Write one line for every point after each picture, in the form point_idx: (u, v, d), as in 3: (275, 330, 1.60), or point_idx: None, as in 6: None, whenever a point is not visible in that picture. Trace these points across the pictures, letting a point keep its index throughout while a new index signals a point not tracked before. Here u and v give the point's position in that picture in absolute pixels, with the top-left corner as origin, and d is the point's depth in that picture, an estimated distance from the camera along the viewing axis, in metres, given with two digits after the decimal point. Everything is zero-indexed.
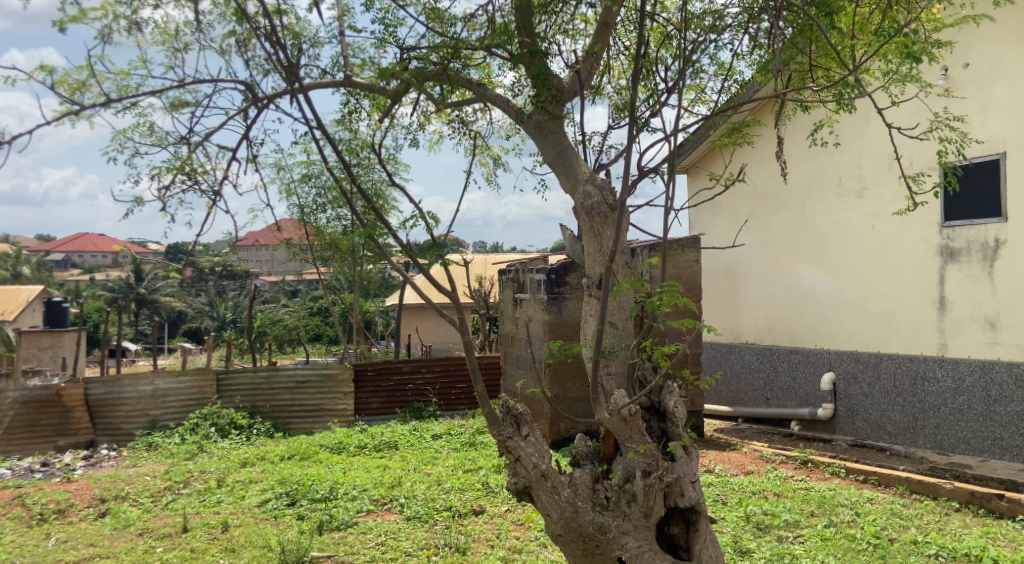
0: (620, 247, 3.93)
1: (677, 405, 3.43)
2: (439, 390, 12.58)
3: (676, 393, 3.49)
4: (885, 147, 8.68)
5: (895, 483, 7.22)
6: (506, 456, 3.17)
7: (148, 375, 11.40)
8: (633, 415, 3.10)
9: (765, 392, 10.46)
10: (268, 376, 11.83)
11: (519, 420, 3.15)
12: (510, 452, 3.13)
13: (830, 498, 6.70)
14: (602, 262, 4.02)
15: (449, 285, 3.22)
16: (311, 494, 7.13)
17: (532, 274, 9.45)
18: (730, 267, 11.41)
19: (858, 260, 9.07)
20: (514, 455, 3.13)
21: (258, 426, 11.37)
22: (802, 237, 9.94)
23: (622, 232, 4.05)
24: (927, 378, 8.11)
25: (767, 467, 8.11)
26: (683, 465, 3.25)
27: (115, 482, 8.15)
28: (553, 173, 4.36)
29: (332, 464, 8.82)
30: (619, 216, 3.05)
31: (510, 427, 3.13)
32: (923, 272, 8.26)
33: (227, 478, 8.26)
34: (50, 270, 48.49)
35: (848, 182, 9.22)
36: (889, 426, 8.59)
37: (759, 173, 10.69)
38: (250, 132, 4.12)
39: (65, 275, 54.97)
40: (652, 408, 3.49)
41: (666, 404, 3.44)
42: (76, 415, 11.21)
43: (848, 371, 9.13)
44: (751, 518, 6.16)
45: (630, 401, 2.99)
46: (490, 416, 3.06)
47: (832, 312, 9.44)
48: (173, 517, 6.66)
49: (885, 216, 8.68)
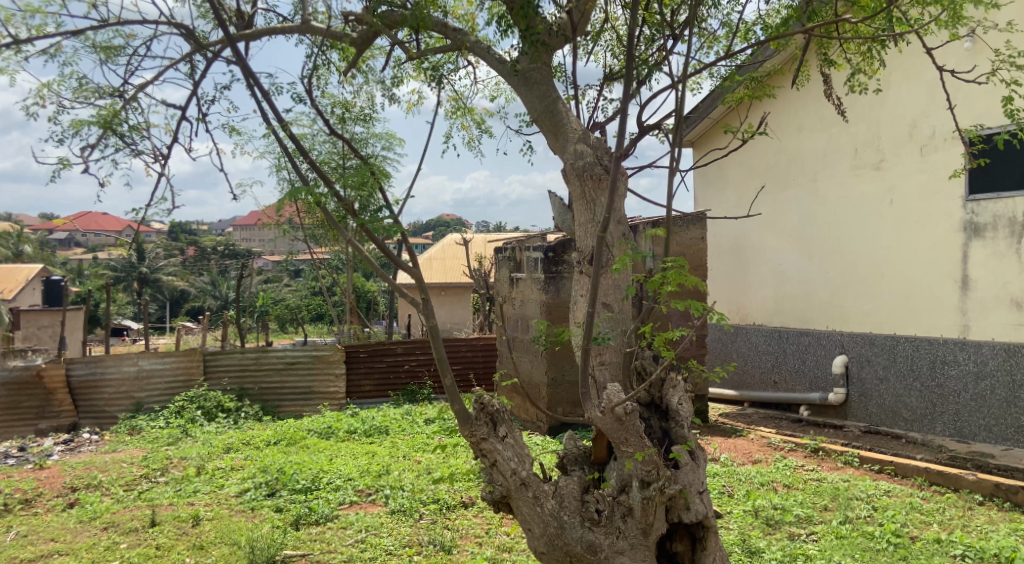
0: (614, 214, 3.50)
1: (682, 402, 3.02)
2: (433, 372, 12.26)
3: (680, 387, 3.10)
4: (905, 114, 8.14)
5: (913, 474, 6.79)
6: (480, 461, 2.77)
7: (131, 356, 10.99)
8: (630, 415, 2.64)
9: (772, 376, 10.01)
10: (257, 357, 11.42)
11: (495, 419, 2.74)
12: (485, 457, 2.74)
13: (844, 491, 6.27)
14: (595, 232, 3.59)
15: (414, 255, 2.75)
16: (292, 484, 6.71)
17: (529, 252, 9.03)
18: (737, 243, 10.90)
19: (874, 237, 8.57)
20: (490, 460, 2.73)
21: (246, 410, 10.97)
22: (814, 213, 9.42)
23: (618, 198, 3.61)
24: (947, 361, 7.64)
25: (775, 455, 7.68)
26: (689, 473, 2.86)
27: (90, 468, 7.76)
28: (541, 130, 3.90)
29: (319, 450, 8.41)
30: (614, 175, 2.66)
31: (485, 427, 2.72)
32: (944, 249, 7.76)
33: (207, 465, 7.85)
34: (53, 248, 48.36)
35: (864, 154, 8.69)
36: (904, 412, 8.15)
37: (769, 145, 10.16)
38: (198, 86, 3.62)
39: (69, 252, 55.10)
40: (652, 404, 3.09)
41: (669, 401, 3.04)
42: (57, 398, 10.82)
43: (861, 354, 8.65)
44: (760, 512, 5.72)
45: (626, 398, 2.54)
46: (460, 415, 2.65)
47: (845, 291, 8.96)
48: (144, 509, 6.26)
49: (904, 189, 8.16)
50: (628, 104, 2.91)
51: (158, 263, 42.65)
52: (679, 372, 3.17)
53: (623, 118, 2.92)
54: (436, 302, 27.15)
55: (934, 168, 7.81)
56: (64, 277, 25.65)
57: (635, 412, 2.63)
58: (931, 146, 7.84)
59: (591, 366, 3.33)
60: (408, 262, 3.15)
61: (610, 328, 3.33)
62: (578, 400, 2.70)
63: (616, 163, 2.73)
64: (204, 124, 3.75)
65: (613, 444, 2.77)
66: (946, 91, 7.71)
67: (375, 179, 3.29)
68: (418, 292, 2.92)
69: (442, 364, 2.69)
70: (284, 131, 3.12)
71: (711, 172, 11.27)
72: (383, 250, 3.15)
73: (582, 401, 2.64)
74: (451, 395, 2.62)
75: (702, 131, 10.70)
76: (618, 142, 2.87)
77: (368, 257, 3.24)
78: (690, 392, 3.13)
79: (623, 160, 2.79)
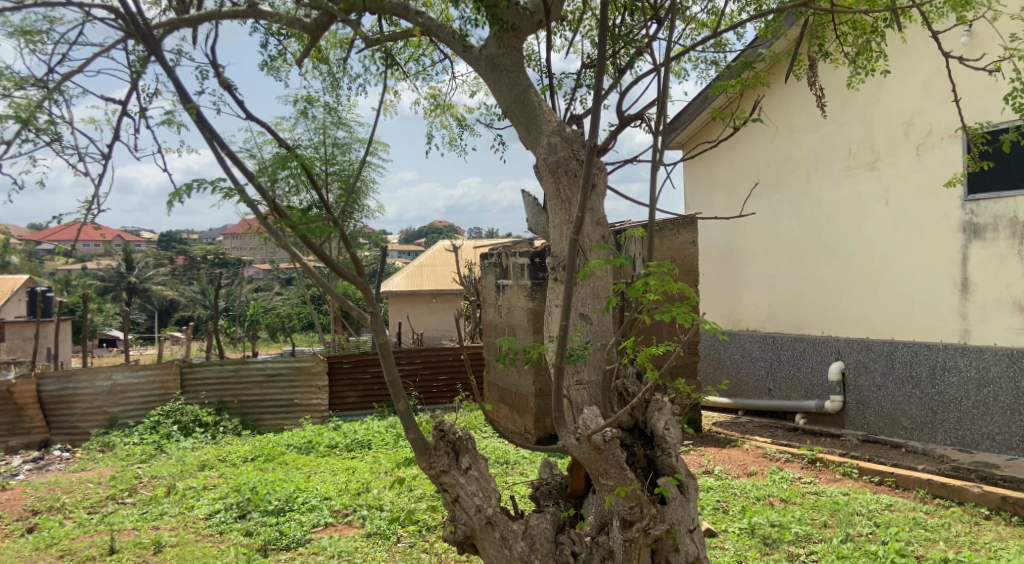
0: (590, 211, 3.39)
1: (668, 427, 2.95)
2: (420, 383, 11.71)
3: (667, 410, 3.01)
4: (899, 112, 7.92)
5: (915, 486, 6.52)
6: (443, 497, 2.80)
7: (105, 370, 10.62)
8: (606, 445, 2.65)
9: (767, 383, 9.73)
10: (236, 369, 11.04)
11: (458, 449, 2.77)
12: (446, 491, 2.76)
13: (843, 505, 5.98)
14: (569, 234, 3.48)
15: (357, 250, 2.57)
16: (264, 506, 6.34)
17: (514, 258, 8.72)
18: (728, 248, 10.65)
19: (868, 239, 8.32)
20: (452, 495, 2.75)
21: (225, 424, 10.59)
22: (807, 216, 9.17)
23: (594, 194, 3.50)
24: (947, 368, 7.38)
25: (771, 467, 7.37)
26: (678, 510, 2.81)
27: (53, 489, 7.38)
28: (511, 121, 3.87)
29: (297, 466, 8.07)
30: (587, 170, 2.42)
31: (446, 459, 2.74)
32: (941, 251, 7.50)
33: (178, 484, 7.46)
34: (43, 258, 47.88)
35: (858, 154, 8.43)
36: (904, 421, 7.88)
37: (761, 146, 9.90)
38: (137, 78, 3.33)
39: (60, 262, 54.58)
40: (637, 429, 3.05)
41: (655, 425, 2.97)
42: (28, 414, 10.43)
43: (858, 360, 8.38)
44: (756, 531, 5.41)
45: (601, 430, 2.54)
46: (418, 446, 2.68)
47: (840, 296, 8.70)
48: (104, 535, 5.90)
49: (901, 189, 7.90)
50: (602, 99, 2.67)
51: (147, 273, 42.17)
52: (665, 395, 3.10)
53: (596, 112, 2.66)
54: (428, 310, 26.78)
55: (930, 167, 7.58)
56: (47, 288, 25.15)
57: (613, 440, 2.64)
58: (927, 144, 7.61)
59: (568, 386, 3.17)
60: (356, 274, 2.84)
61: (587, 342, 3.20)
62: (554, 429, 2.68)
63: (588, 160, 2.47)
64: (143, 118, 3.48)
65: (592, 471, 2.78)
66: (941, 87, 7.47)
67: (306, 172, 2.93)
68: (370, 303, 2.78)
69: (397, 391, 2.71)
70: (201, 117, 2.79)
71: (699, 175, 11.04)
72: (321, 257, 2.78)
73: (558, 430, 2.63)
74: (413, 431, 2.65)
75: (694, 131, 10.47)
76: (592, 134, 2.63)
77: (314, 274, 2.87)
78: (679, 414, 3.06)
79: (596, 153, 2.53)
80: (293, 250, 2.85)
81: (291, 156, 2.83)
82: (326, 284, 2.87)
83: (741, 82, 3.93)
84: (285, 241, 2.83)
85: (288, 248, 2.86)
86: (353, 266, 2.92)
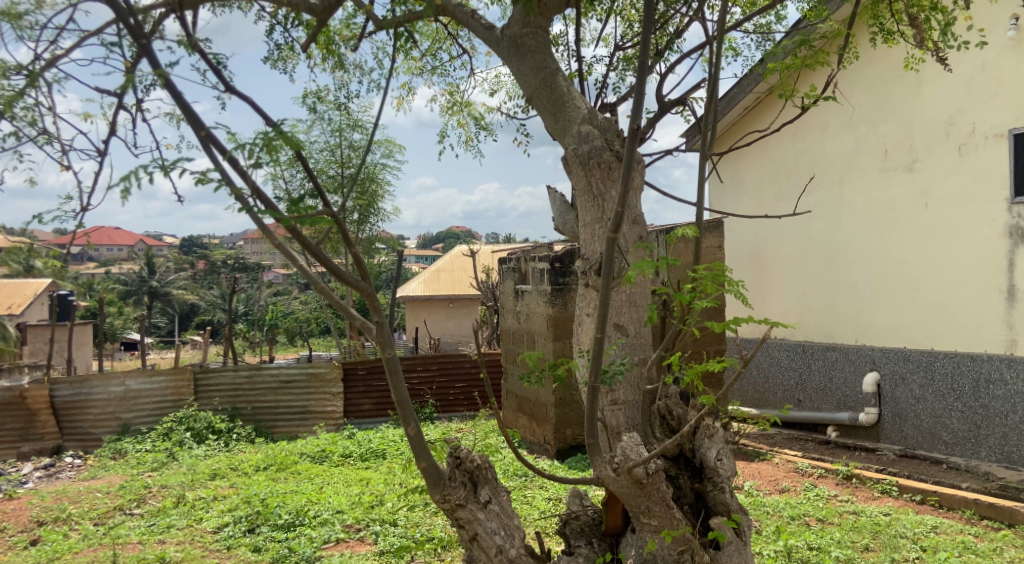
0: (628, 207, 3.18)
1: (720, 458, 3.00)
2: (437, 390, 11.47)
3: (719, 439, 3.06)
4: (940, 110, 7.52)
5: (960, 506, 6.14)
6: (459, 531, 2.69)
7: (118, 376, 10.47)
8: (648, 478, 2.47)
9: (796, 394, 9.39)
10: (250, 375, 10.86)
11: (478, 481, 2.69)
12: (464, 527, 2.64)
13: (885, 527, 5.63)
14: (603, 233, 3.26)
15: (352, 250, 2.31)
16: (274, 520, 6.09)
17: (535, 263, 8.43)
18: (758, 252, 10.31)
19: (906, 244, 7.93)
20: (470, 531, 2.64)
21: (238, 431, 10.39)
22: (839, 221, 8.80)
23: (629, 189, 3.30)
24: (992, 380, 6.97)
25: (805, 483, 7.00)
26: (734, 555, 2.87)
27: (60, 499, 7.20)
28: (536, 110, 3.66)
29: (310, 477, 7.82)
30: (625, 163, 2.12)
31: (464, 491, 2.63)
32: (986, 257, 7.09)
33: (187, 494, 7.24)
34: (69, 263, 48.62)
35: (896, 154, 8.03)
36: (944, 435, 7.47)
37: (790, 149, 9.57)
38: (132, 65, 3.06)
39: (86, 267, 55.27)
40: (686, 460, 3.07)
41: (707, 457, 3.01)
42: (42, 419, 10.32)
43: (895, 371, 7.98)
44: (794, 553, 5.04)
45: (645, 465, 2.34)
46: (431, 477, 2.58)
47: (876, 303, 8.30)
48: (108, 549, 5.69)
49: (941, 191, 7.51)
50: (645, 82, 2.37)
51: (170, 277, 42.53)
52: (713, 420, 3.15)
53: (638, 95, 2.36)
54: (446, 315, 26.59)
55: (973, 169, 7.18)
56: (69, 291, 25.25)
57: (655, 475, 2.47)
58: (971, 144, 7.21)
59: (603, 407, 3.04)
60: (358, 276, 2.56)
61: (626, 357, 3.10)
62: (588, 460, 2.45)
63: (630, 148, 2.18)
64: (141, 111, 3.19)
65: (632, 507, 2.60)
66: (987, 82, 7.07)
67: (297, 157, 2.54)
68: (374, 310, 2.49)
69: (407, 415, 2.46)
70: (181, 97, 2.48)
71: (728, 176, 10.79)
72: (314, 255, 2.44)
73: (592, 461, 2.43)
74: (426, 462, 2.56)
75: (730, 124, 10.28)
76: (632, 118, 2.34)
77: (313, 279, 2.54)
78: (730, 445, 3.09)
79: (639, 136, 2.26)
80: (282, 246, 2.47)
81: (276, 134, 2.43)
82: (324, 289, 2.54)
83: (795, 60, 3.77)
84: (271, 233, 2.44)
85: (280, 245, 2.50)
86: (356, 269, 2.59)
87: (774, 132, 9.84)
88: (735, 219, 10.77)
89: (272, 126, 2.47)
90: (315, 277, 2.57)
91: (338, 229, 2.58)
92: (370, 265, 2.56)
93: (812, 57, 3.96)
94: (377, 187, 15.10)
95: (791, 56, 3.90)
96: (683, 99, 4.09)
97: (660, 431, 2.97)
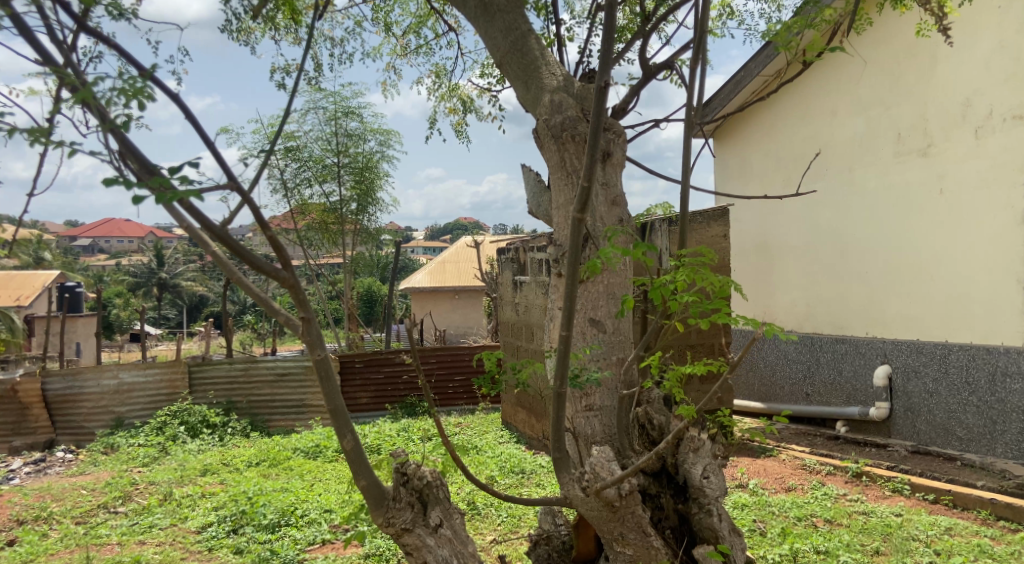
0: (599, 181, 3.12)
1: (707, 476, 2.90)
2: (434, 383, 11.27)
3: (706, 458, 2.96)
4: (956, 91, 7.17)
5: (976, 506, 5.85)
6: (407, 555, 2.64)
7: (111, 368, 10.30)
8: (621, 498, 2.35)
9: (804, 387, 9.13)
10: (246, 368, 10.67)
11: (427, 502, 2.66)
12: (412, 554, 2.60)
13: (897, 529, 5.35)
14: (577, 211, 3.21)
15: (247, 233, 2.01)
16: (258, 520, 5.86)
17: (533, 253, 8.17)
18: (765, 241, 10.04)
19: (918, 232, 7.62)
20: (419, 557, 2.60)
21: (233, 425, 10.21)
22: (847, 208, 8.50)
23: (607, 162, 3.19)
24: (1009, 374, 6.64)
25: (813, 481, 6.72)
26: None
27: (43, 497, 7.03)
28: (513, 83, 3.57)
29: (303, 473, 7.61)
30: (592, 137, 1.90)
31: (410, 513, 2.59)
32: (1003, 245, 6.75)
33: (175, 491, 7.04)
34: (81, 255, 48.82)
35: (909, 139, 7.70)
36: (959, 431, 7.17)
37: (799, 133, 9.25)
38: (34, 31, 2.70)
39: (96, 259, 55.53)
40: (671, 476, 3.00)
41: (693, 475, 2.92)
42: (33, 413, 10.17)
43: (906, 364, 7.69)
44: (800, 557, 4.76)
45: (606, 489, 2.26)
46: (374, 496, 2.49)
47: (887, 293, 8.01)
48: (86, 550, 5.49)
49: (956, 176, 7.18)
50: (613, 47, 2.14)
51: (178, 269, 42.54)
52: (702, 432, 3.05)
53: (610, 60, 2.11)
54: (451, 306, 26.41)
55: (990, 153, 6.84)
56: (75, 283, 25.19)
57: (629, 497, 2.35)
58: (988, 127, 6.87)
59: (576, 414, 3.03)
60: (278, 265, 2.26)
61: (604, 356, 3.03)
62: (556, 477, 2.41)
63: (597, 118, 1.99)
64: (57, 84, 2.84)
65: (606, 534, 2.59)
66: (1006, 62, 6.71)
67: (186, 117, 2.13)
68: (301, 310, 2.25)
69: (341, 425, 2.30)
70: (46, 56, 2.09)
71: (733, 162, 10.52)
72: (218, 239, 2.06)
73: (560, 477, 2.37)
74: (367, 481, 2.46)
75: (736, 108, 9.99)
76: (603, 76, 2.08)
77: (226, 268, 2.20)
78: (717, 462, 2.99)
79: (608, 98, 2.06)
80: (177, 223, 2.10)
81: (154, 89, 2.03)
82: (236, 276, 2.21)
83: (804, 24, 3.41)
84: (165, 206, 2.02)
85: (185, 227, 2.15)
86: (272, 250, 2.24)
87: (780, 116, 9.57)
88: (741, 207, 10.49)
89: (154, 82, 2.08)
90: (230, 264, 2.23)
91: (248, 207, 2.17)
92: (292, 251, 2.22)
93: (814, 17, 3.64)
94: (375, 176, 14.88)
95: (797, 18, 3.57)
96: (670, 63, 3.76)
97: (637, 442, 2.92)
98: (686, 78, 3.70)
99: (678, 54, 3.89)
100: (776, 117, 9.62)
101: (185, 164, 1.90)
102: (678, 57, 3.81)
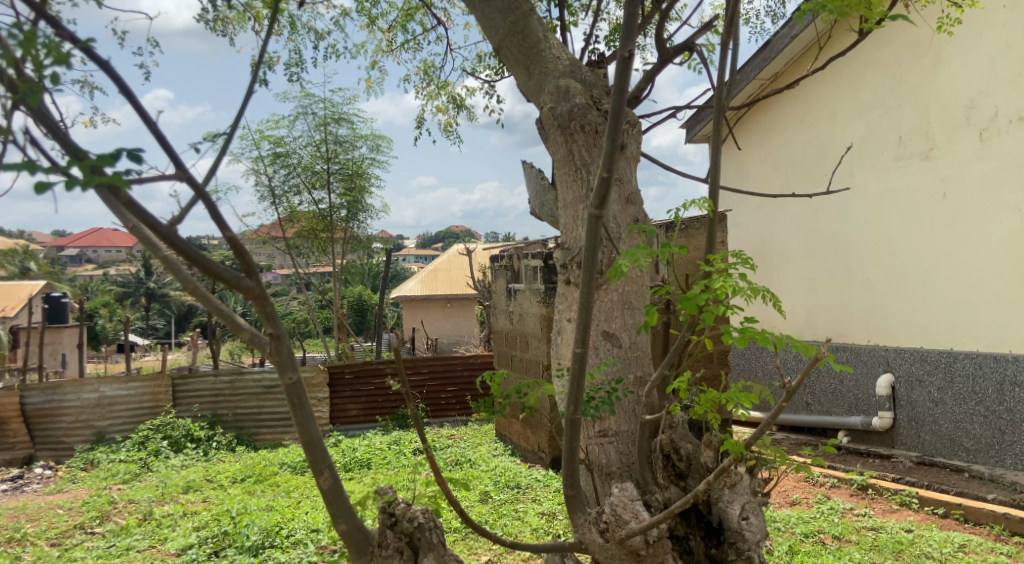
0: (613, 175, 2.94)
1: (746, 517, 2.75)
2: (426, 394, 10.98)
3: (745, 497, 2.81)
4: (960, 93, 7.02)
5: (988, 520, 5.64)
6: None
7: (92, 382, 9.99)
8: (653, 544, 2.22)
9: (805, 397, 8.95)
10: (232, 380, 10.38)
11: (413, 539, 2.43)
12: None
13: (909, 546, 5.13)
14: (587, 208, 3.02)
15: (192, 231, 1.78)
16: (241, 541, 5.58)
17: (527, 260, 7.95)
18: (762, 248, 9.88)
19: (921, 238, 7.45)
20: None
21: (218, 439, 9.90)
22: (847, 213, 8.35)
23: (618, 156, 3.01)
24: (1018, 383, 6.46)
25: (817, 495, 6.50)
26: None
27: (17, 517, 6.72)
28: (516, 72, 3.37)
29: (290, 490, 7.32)
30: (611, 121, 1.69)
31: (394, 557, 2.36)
32: (1009, 250, 6.58)
33: (155, 510, 6.74)
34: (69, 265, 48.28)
35: (910, 141, 7.55)
36: (965, 441, 6.98)
37: (797, 137, 9.10)
38: None
39: (83, 269, 54.95)
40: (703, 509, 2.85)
41: (731, 515, 2.77)
42: (12, 428, 9.84)
43: (910, 372, 7.52)
44: None
45: (635, 536, 2.10)
46: (357, 540, 2.26)
47: (889, 298, 7.84)
48: None
49: (960, 180, 7.02)
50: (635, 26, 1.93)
51: (167, 279, 42.07)
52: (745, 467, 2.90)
53: (630, 41, 1.89)
54: (443, 314, 26.10)
55: (995, 155, 6.68)
56: (62, 293, 24.79)
57: (657, 546, 2.20)
58: (993, 130, 6.71)
59: (591, 441, 2.91)
60: (241, 271, 2.03)
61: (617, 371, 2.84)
62: (568, 517, 2.28)
63: (616, 102, 1.78)
64: None
65: None
66: (1011, 62, 6.57)
67: (121, 94, 1.91)
68: (269, 325, 2.03)
69: (318, 457, 2.08)
70: None
71: (730, 166, 10.38)
72: (164, 240, 1.82)
73: (573, 515, 2.26)
74: (348, 525, 2.22)
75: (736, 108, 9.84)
76: (623, 54, 1.87)
77: (176, 273, 1.96)
78: (757, 500, 2.84)
79: (628, 80, 1.84)
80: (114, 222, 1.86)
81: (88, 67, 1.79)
82: (188, 283, 1.97)
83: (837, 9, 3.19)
84: (100, 197, 1.81)
85: (131, 228, 1.94)
86: (231, 253, 2.01)
87: (778, 119, 9.43)
88: (738, 212, 10.33)
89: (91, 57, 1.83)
90: (182, 269, 1.98)
91: (200, 202, 1.94)
92: (255, 255, 2.00)
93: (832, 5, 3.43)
94: (366, 183, 14.63)
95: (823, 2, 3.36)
96: (690, 45, 3.58)
97: (661, 476, 2.77)
98: (705, 61, 3.50)
99: (698, 36, 3.69)
100: (775, 121, 9.48)
101: (117, 148, 1.68)
102: (699, 39, 3.61)
